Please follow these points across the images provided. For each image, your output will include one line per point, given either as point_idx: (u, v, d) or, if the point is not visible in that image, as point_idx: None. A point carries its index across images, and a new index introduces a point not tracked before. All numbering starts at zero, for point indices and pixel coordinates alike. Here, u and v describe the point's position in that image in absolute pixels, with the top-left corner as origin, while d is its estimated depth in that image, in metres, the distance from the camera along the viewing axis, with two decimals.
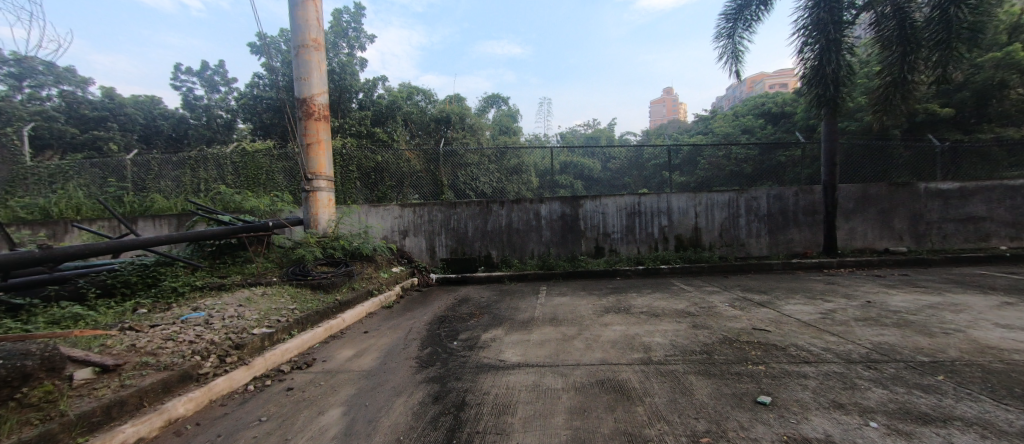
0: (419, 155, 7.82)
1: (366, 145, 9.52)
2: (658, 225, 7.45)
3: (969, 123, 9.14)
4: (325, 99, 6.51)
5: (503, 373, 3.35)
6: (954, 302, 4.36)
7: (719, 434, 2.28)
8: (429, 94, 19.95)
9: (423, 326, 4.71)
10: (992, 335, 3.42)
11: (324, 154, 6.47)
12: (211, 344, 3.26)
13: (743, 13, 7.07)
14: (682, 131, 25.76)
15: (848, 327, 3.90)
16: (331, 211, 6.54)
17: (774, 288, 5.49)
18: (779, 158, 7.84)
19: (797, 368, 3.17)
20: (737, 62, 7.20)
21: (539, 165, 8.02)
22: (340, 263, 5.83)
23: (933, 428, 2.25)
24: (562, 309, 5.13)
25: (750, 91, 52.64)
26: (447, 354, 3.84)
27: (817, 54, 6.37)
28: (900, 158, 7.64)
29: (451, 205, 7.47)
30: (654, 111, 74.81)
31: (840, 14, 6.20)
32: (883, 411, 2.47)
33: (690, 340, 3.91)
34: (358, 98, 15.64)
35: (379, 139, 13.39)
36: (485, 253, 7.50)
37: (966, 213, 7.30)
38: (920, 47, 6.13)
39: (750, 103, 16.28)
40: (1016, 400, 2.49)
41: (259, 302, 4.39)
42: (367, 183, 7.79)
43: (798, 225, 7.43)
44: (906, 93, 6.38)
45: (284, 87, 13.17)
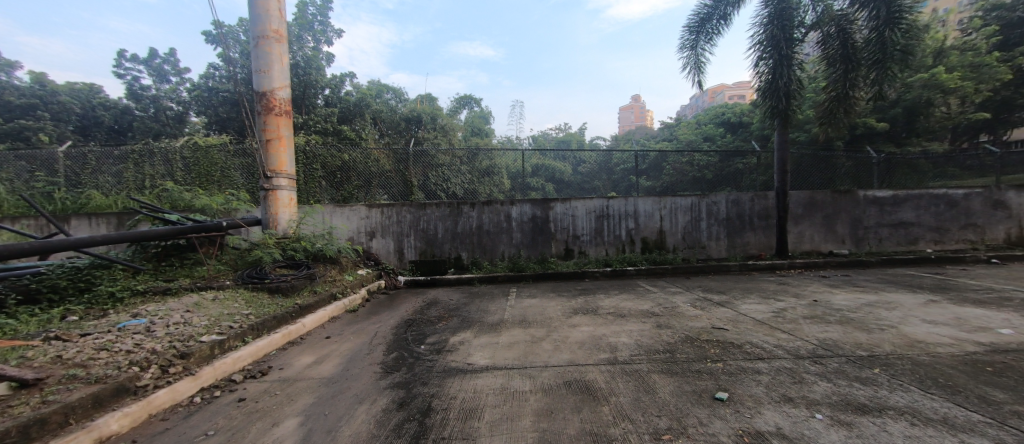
0: (388, 154, 7.60)
1: (331, 143, 9.19)
2: (625, 228, 7.65)
3: (901, 136, 10.07)
4: (286, 93, 6.22)
5: (471, 377, 3.30)
6: (888, 300, 4.75)
7: (680, 430, 2.34)
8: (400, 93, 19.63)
9: (388, 329, 4.57)
10: (920, 330, 3.74)
11: (285, 151, 6.17)
12: (151, 353, 3.00)
13: (705, 27, 7.43)
14: (646, 137, 26.78)
15: (797, 324, 4.15)
16: (292, 211, 6.24)
17: (732, 289, 5.77)
18: (737, 165, 8.27)
19: (752, 364, 3.33)
20: (699, 72, 7.54)
21: (510, 168, 7.93)
22: (301, 265, 5.56)
23: (871, 418, 2.42)
24: (531, 311, 5.14)
25: (711, 102, 55.57)
26: (413, 358, 3.73)
27: (771, 67, 6.79)
28: (842, 167, 8.29)
29: (421, 205, 7.31)
30: (622, 117, 77.27)
31: (791, 32, 6.66)
32: (827, 403, 2.63)
33: (654, 340, 4.01)
34: (324, 94, 15.10)
35: (345, 136, 12.96)
36: (455, 255, 7.40)
37: (899, 218, 7.99)
38: (860, 65, 6.64)
39: (711, 112, 17.15)
40: (940, 390, 2.73)
41: (209, 308, 4.09)
42: (332, 182, 7.49)
43: (754, 229, 7.85)
44: (848, 108, 6.91)
45: (242, 80, 12.57)
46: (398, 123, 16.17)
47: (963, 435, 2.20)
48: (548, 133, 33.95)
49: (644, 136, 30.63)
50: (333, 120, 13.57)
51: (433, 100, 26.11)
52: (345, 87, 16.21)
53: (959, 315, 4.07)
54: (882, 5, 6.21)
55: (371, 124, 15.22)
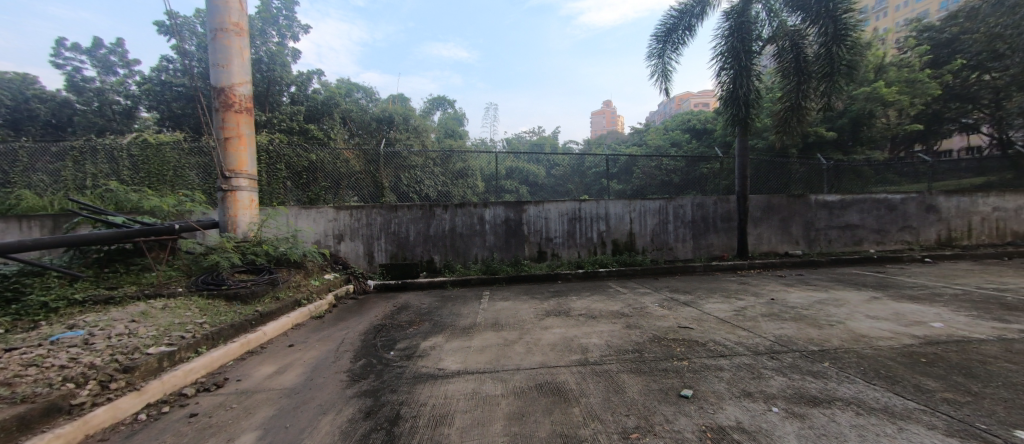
0: (358, 155, 7.37)
1: (297, 142, 8.86)
2: (597, 230, 7.79)
3: (848, 145, 10.85)
4: (247, 89, 5.93)
5: (442, 382, 3.23)
6: (837, 298, 5.09)
7: (647, 428, 2.39)
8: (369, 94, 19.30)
9: (356, 336, 4.42)
10: (865, 325, 4.02)
11: (246, 150, 5.87)
12: (88, 368, 2.74)
13: (671, 36, 7.73)
14: (617, 142, 27.60)
15: (756, 322, 4.36)
16: (253, 212, 5.96)
17: (697, 289, 5.99)
18: (702, 170, 8.65)
19: (715, 362, 3.46)
20: (666, 80, 7.82)
21: (483, 170, 7.87)
22: (262, 270, 5.30)
23: (821, 409, 2.56)
24: (504, 314, 5.12)
25: (677, 109, 58.02)
26: (382, 365, 3.62)
27: (731, 78, 7.14)
28: (797, 173, 8.83)
29: (392, 207, 7.15)
30: (595, 122, 79.02)
31: (750, 45, 7.04)
32: (782, 397, 2.77)
33: (624, 340, 4.09)
34: (289, 91, 14.61)
35: (312, 136, 12.52)
36: (428, 258, 7.28)
37: (847, 221, 8.59)
38: (811, 78, 7.10)
39: (678, 119, 17.88)
40: (883, 381, 2.94)
41: (158, 317, 3.81)
42: (298, 183, 7.20)
43: (718, 231, 8.20)
44: (801, 117, 7.36)
45: (198, 75, 11.92)
46: (368, 124, 16.00)
47: (902, 422, 2.37)
48: (522, 137, 34.33)
49: (615, 140, 31.51)
50: (299, 119, 13.11)
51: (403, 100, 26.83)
52: (312, 85, 15.76)
53: (898, 311, 4.41)
54: (830, 23, 6.66)
55: (340, 123, 14.84)
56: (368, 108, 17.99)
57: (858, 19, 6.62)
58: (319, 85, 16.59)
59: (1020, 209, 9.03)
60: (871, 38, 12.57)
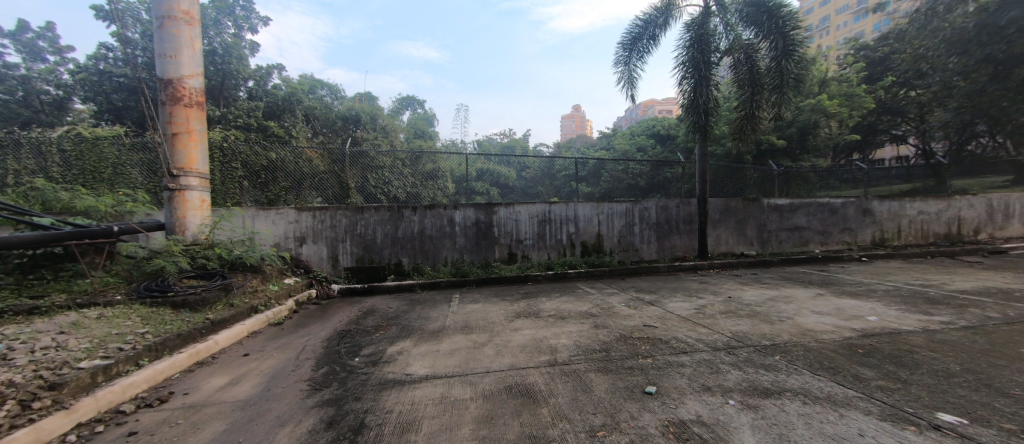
0: (322, 154, 7.07)
1: (255, 139, 8.42)
2: (566, 232, 7.91)
3: (797, 153, 11.70)
4: (198, 82, 5.57)
5: (409, 388, 3.16)
6: (787, 295, 5.44)
7: (613, 425, 2.44)
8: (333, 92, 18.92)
9: (319, 342, 4.23)
10: (812, 320, 4.32)
11: (196, 147, 5.50)
12: (5, 387, 2.43)
13: (637, 45, 8.01)
14: (586, 146, 28.30)
15: (715, 319, 4.58)
16: (204, 214, 5.60)
17: (661, 288, 6.21)
18: (666, 174, 9.01)
19: (677, 358, 3.60)
20: (632, 86, 8.09)
21: (453, 172, 7.80)
22: (214, 274, 4.97)
23: (773, 400, 2.72)
24: (474, 316, 5.07)
25: (642, 115, 60.39)
26: (346, 372, 3.48)
27: (692, 86, 7.50)
28: (753, 178, 9.40)
29: (358, 209, 6.92)
30: (565, 126, 80.39)
31: (709, 56, 7.42)
32: (738, 390, 2.92)
33: (592, 340, 4.17)
34: (246, 86, 14.00)
35: (271, 132, 11.96)
36: (395, 261, 7.10)
37: (797, 223, 9.21)
38: (763, 89, 7.56)
39: (643, 125, 18.59)
40: (827, 372, 3.16)
41: (92, 328, 3.47)
42: (256, 183, 6.81)
43: (681, 233, 8.55)
44: (755, 126, 7.82)
45: (143, 65, 11.08)
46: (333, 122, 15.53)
47: (843, 409, 2.56)
48: (493, 140, 34.57)
49: (581, 144, 32.43)
50: (257, 115, 12.49)
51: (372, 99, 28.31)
52: (272, 80, 15.10)
53: (839, 306, 4.78)
54: (779, 38, 7.15)
55: (303, 121, 14.31)
56: (334, 106, 17.44)
57: (803, 36, 7.15)
58: (280, 81, 15.93)
59: (941, 212, 10.07)
60: (814, 54, 13.64)
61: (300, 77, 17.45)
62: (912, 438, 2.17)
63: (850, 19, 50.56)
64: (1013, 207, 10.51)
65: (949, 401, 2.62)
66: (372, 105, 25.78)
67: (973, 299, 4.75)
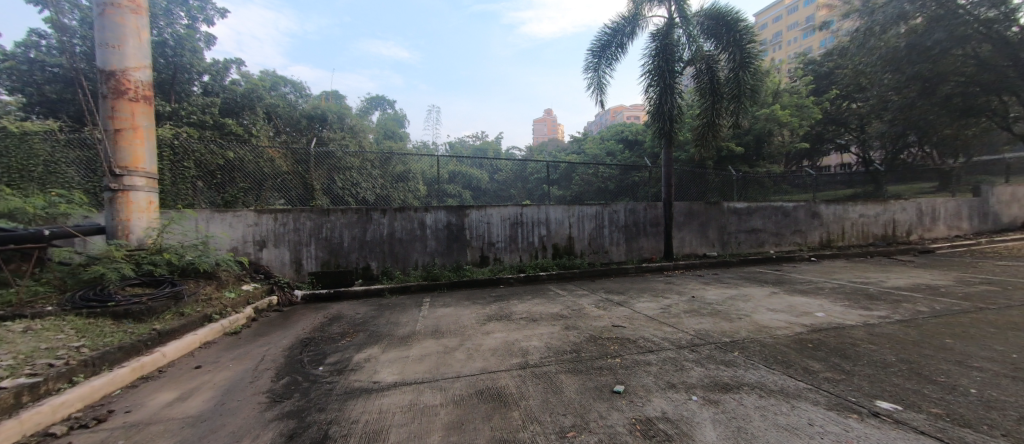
0: (284, 153, 6.78)
1: (209, 138, 7.95)
2: (538, 235, 7.98)
3: (754, 159, 12.44)
4: (146, 75, 5.20)
5: (377, 396, 3.06)
6: (745, 293, 5.74)
7: (583, 426, 2.47)
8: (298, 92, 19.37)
9: (279, 352, 4.02)
10: (768, 317, 4.57)
11: (143, 145, 5.13)
12: None
13: (606, 52, 8.23)
14: (557, 149, 28.88)
15: (679, 318, 4.75)
16: (151, 216, 5.24)
17: (629, 289, 6.38)
18: (634, 178, 9.30)
19: (644, 357, 3.70)
20: (601, 92, 8.29)
21: (425, 174, 7.66)
22: (162, 282, 4.63)
23: (732, 395, 2.85)
24: (445, 320, 5.01)
25: (611, 120, 62.47)
26: (309, 382, 3.32)
27: (658, 94, 7.79)
28: (715, 183, 9.88)
29: (324, 211, 6.67)
30: (537, 130, 81.35)
31: (673, 65, 7.74)
32: (701, 386, 3.03)
33: (563, 341, 4.22)
34: (201, 81, 13.26)
35: (228, 130, 11.35)
36: (364, 265, 6.89)
37: (755, 225, 9.76)
38: (723, 98, 7.97)
39: (613, 129, 19.15)
40: (781, 366, 3.35)
41: (16, 343, 3.12)
42: (211, 183, 6.40)
43: (648, 235, 8.83)
44: (716, 133, 8.23)
45: (82, 56, 10.22)
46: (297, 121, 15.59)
47: (795, 400, 2.71)
48: (465, 142, 34.55)
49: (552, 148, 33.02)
50: (213, 112, 11.85)
51: (339, 97, 29.14)
52: (230, 75, 14.37)
53: (791, 303, 5.09)
54: (737, 51, 7.56)
55: (264, 119, 13.84)
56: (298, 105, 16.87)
57: (759, 50, 7.60)
58: (239, 76, 15.19)
59: (880, 215, 11.00)
60: (768, 67, 14.56)
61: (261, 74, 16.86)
62: (856, 426, 2.33)
63: (799, 35, 54.68)
64: (939, 211, 11.64)
65: (887, 389, 2.84)
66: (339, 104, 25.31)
67: (906, 295, 5.22)
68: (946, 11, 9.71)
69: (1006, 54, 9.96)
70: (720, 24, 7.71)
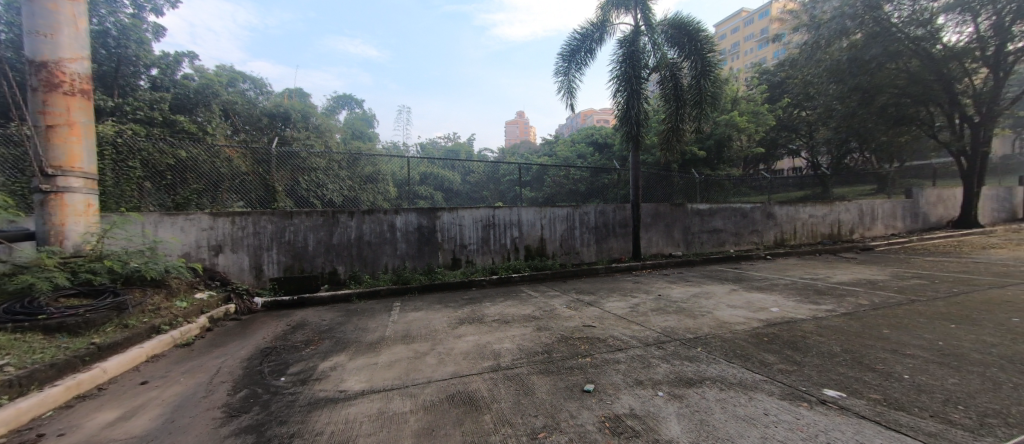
0: (243, 153, 6.42)
1: (156, 136, 7.42)
2: (510, 237, 8.00)
3: (716, 163, 13.10)
4: (83, 67, 4.80)
5: (344, 405, 2.95)
6: (707, 291, 6.01)
7: (554, 426, 2.49)
8: (260, 90, 18.91)
9: (237, 363, 3.80)
10: (728, 313, 4.80)
11: (79, 142, 4.73)
12: None
13: (575, 56, 8.38)
14: (529, 152, 29.13)
15: (646, 316, 4.90)
16: (90, 220, 4.83)
17: (599, 289, 6.52)
18: (604, 181, 9.54)
19: (613, 356, 3.79)
20: (571, 96, 8.44)
21: (395, 176, 7.50)
22: (103, 291, 4.27)
23: (695, 389, 2.97)
24: (415, 325, 4.91)
25: (582, 124, 64.08)
26: (269, 394, 3.15)
27: (625, 99, 8.03)
28: (681, 185, 10.29)
29: (287, 214, 6.39)
30: (510, 132, 81.55)
31: (639, 71, 7.98)
32: (666, 381, 3.14)
33: (534, 342, 4.25)
34: (149, 74, 12.46)
35: (179, 128, 10.67)
36: (330, 270, 6.65)
37: (717, 226, 10.24)
38: (686, 104, 8.31)
39: (583, 132, 19.58)
40: (739, 359, 3.53)
41: None
42: (160, 184, 5.99)
43: (618, 236, 9.05)
44: (680, 137, 8.56)
45: (7, 44, 9.28)
46: (258, 119, 15.37)
47: (752, 392, 2.86)
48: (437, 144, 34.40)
49: (524, 150, 33.40)
50: (163, 108, 11.08)
51: (303, 96, 28.17)
52: (182, 70, 13.54)
53: (749, 300, 5.38)
54: (699, 59, 7.90)
55: (220, 116, 13.27)
56: (258, 103, 16.12)
57: (718, 59, 7.98)
58: (192, 71, 14.28)
59: (828, 216, 11.85)
60: (728, 75, 15.34)
61: (217, 69, 15.94)
62: (806, 413, 2.49)
63: (755, 45, 58.15)
64: (878, 211, 12.69)
65: (834, 378, 3.04)
66: (304, 102, 24.44)
67: (849, 289, 5.65)
68: (881, 28, 10.63)
69: (931, 69, 11.04)
70: (683, 34, 8.03)
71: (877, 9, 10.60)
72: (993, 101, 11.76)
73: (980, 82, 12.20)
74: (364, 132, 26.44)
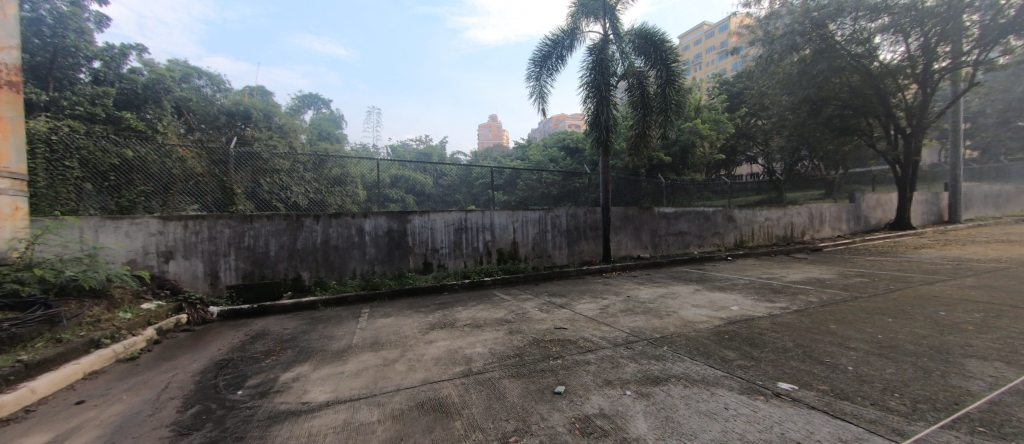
0: (198, 153, 6.06)
1: (98, 134, 6.88)
2: (482, 240, 7.97)
3: (680, 168, 13.71)
4: (11, 57, 4.42)
5: (307, 418, 2.82)
6: (672, 292, 6.24)
7: (525, 429, 2.50)
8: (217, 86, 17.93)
9: (188, 377, 3.55)
10: (693, 313, 5.00)
11: (6, 139, 4.33)
12: None
13: (546, 62, 8.51)
14: (500, 156, 29.17)
15: (616, 318, 5.02)
16: (17, 225, 4.42)
17: (570, 291, 6.62)
18: (576, 184, 9.72)
19: (583, 357, 3.85)
20: (542, 101, 8.55)
21: (365, 178, 7.29)
22: (33, 303, 3.86)
23: (660, 387, 3.06)
24: (385, 331, 4.79)
25: (553, 129, 65.18)
26: (225, 409, 2.97)
27: (595, 105, 8.23)
28: (648, 189, 10.67)
29: (246, 218, 6.08)
30: (483, 135, 81.41)
31: (608, 78, 8.20)
32: (634, 380, 3.22)
33: (506, 346, 4.25)
34: (90, 67, 11.54)
35: (125, 125, 9.95)
36: (293, 276, 6.38)
37: (683, 228, 10.66)
38: (652, 112, 8.60)
39: (555, 137, 19.96)
40: (702, 357, 3.68)
41: None
42: (102, 186, 5.54)
43: (589, 239, 9.23)
44: (646, 143, 8.85)
45: None
46: (214, 117, 14.61)
47: (713, 387, 3.00)
48: (409, 146, 33.87)
49: (496, 154, 33.55)
50: (107, 104, 10.30)
51: (265, 94, 26.99)
52: (128, 63, 12.64)
53: (712, 299, 5.63)
54: (664, 69, 8.20)
55: (172, 113, 12.48)
56: (216, 101, 15.31)
57: (681, 69, 8.32)
58: (140, 65, 13.37)
59: (782, 218, 12.62)
60: (692, 84, 16.08)
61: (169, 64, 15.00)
62: (762, 406, 2.63)
63: (716, 57, 61.29)
64: (826, 214, 13.63)
65: (788, 371, 3.23)
66: (266, 100, 23.43)
67: (801, 287, 6.03)
68: (827, 45, 11.47)
69: (870, 84, 12.05)
70: (648, 44, 8.34)
71: (823, 27, 11.40)
72: (922, 114, 12.98)
73: (911, 96, 13.43)
74: (330, 132, 25.45)
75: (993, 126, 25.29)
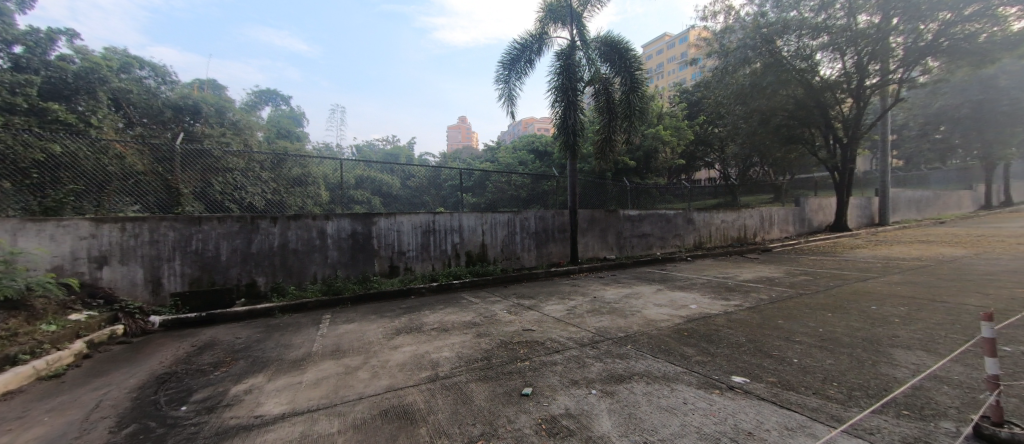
0: (140, 149, 5.67)
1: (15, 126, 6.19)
2: (450, 243, 7.90)
3: (644, 172, 14.28)
4: None
5: (260, 432, 2.66)
6: (636, 292, 6.45)
7: (491, 433, 2.48)
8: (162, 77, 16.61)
9: (124, 394, 3.25)
10: (655, 312, 5.19)
11: None
12: None
13: (515, 66, 8.58)
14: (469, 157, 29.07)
15: (582, 318, 5.11)
16: None
17: (539, 293, 6.68)
18: (544, 187, 9.86)
19: (549, 357, 3.89)
20: (511, 103, 8.61)
21: (327, 178, 7.03)
22: None
23: (624, 385, 3.15)
24: (347, 338, 4.62)
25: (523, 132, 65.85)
26: (166, 427, 2.74)
27: (562, 109, 8.39)
28: (615, 192, 11.00)
29: (194, 220, 5.69)
30: (453, 136, 80.81)
31: (576, 84, 8.39)
32: (598, 379, 3.30)
33: (473, 349, 4.22)
34: (8, 52, 10.35)
35: (50, 118, 9.01)
36: (247, 282, 6.02)
37: (647, 230, 11.06)
38: (617, 118, 8.86)
39: (525, 139, 20.18)
40: (663, 354, 3.82)
41: None
42: (22, 184, 4.98)
43: (557, 241, 9.37)
44: (612, 148, 9.11)
45: None
46: (158, 111, 13.56)
47: (673, 383, 3.12)
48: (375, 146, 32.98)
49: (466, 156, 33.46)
50: (30, 93, 9.26)
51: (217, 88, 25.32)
52: (55, 50, 11.46)
53: (673, 298, 5.86)
54: (628, 76, 8.47)
55: (108, 105, 11.44)
56: (160, 94, 14.21)
57: (645, 77, 8.64)
58: (70, 52, 12.16)
59: (736, 220, 13.41)
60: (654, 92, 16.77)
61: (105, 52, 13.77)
62: (717, 400, 2.76)
63: (677, 67, 64.33)
64: (775, 216, 14.62)
65: (740, 366, 3.42)
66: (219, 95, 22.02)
67: (753, 285, 6.42)
68: (775, 60, 12.32)
69: (812, 97, 13.08)
70: (613, 52, 8.61)
71: (771, 43, 12.23)
72: (856, 126, 14.25)
73: (848, 109, 14.69)
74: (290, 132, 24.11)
75: (913, 138, 28.14)
